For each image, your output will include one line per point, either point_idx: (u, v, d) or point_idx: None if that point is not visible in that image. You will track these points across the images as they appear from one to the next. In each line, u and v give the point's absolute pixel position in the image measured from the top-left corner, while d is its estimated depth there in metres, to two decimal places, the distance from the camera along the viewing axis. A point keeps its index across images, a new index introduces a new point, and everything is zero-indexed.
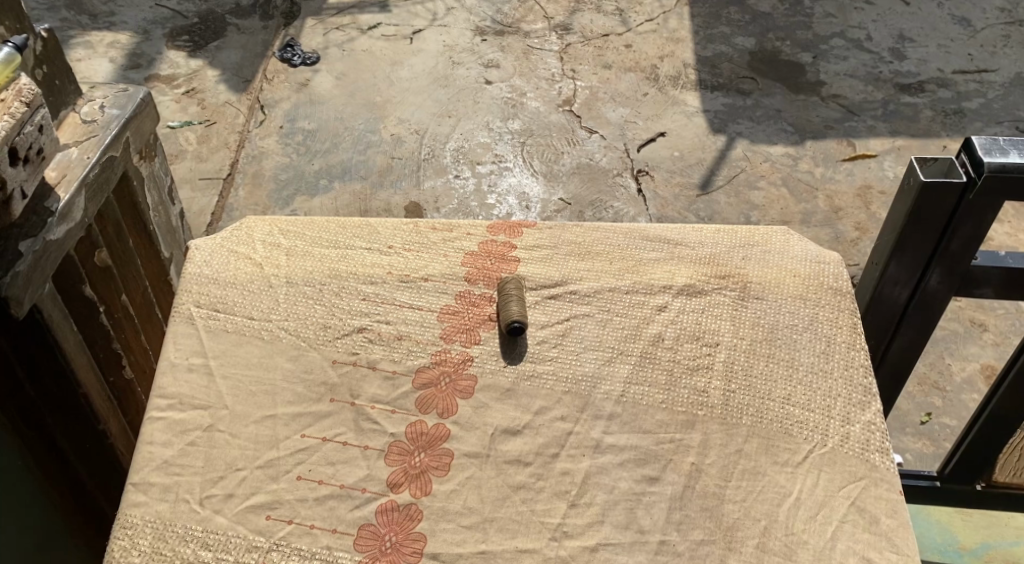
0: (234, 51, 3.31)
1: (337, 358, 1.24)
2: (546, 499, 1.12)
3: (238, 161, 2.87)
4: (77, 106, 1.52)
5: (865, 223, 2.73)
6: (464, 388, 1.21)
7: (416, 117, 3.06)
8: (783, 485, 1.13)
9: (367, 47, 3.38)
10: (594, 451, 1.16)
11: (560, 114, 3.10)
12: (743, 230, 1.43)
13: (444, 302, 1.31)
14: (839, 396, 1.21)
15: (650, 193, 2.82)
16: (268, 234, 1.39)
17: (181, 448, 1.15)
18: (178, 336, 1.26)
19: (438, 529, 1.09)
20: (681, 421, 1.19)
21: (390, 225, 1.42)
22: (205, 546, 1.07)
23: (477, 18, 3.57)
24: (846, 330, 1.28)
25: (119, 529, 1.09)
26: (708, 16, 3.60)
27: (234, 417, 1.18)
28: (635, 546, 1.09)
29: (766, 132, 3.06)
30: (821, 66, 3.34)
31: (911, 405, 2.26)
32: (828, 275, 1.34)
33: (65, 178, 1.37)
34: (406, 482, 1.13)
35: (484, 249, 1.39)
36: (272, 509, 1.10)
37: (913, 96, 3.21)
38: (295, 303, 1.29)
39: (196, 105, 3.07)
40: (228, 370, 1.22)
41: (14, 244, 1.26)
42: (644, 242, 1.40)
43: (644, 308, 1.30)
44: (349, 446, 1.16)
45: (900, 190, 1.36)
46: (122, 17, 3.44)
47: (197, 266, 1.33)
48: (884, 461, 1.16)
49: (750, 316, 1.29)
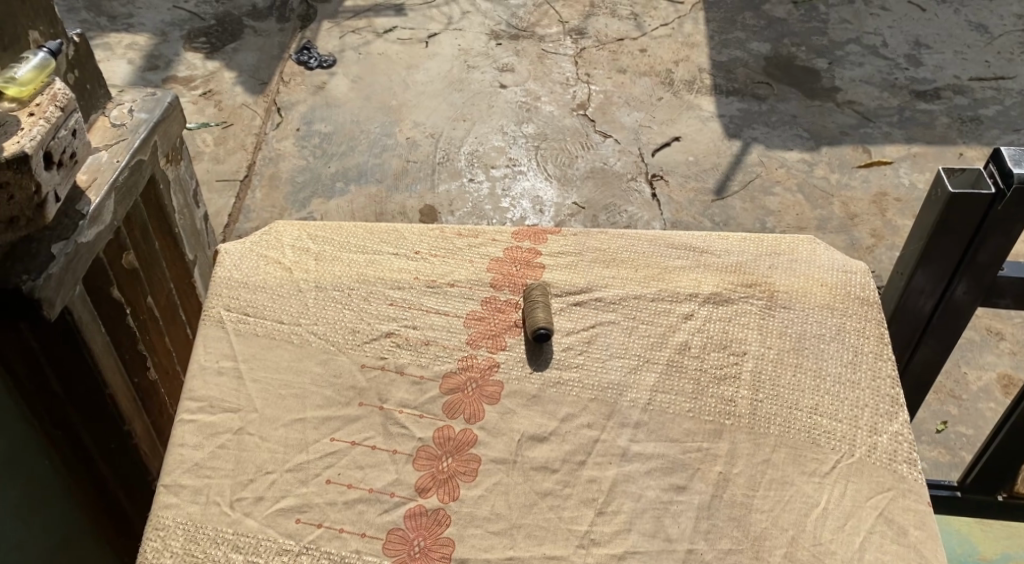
0: (251, 54, 3.33)
1: (365, 362, 1.24)
2: (573, 506, 1.12)
3: (254, 163, 2.89)
4: (106, 110, 1.54)
5: (880, 230, 2.72)
6: (490, 393, 1.22)
7: (431, 121, 3.07)
8: (811, 495, 1.13)
9: (382, 50, 3.39)
10: (621, 459, 1.16)
11: (574, 119, 3.10)
12: (769, 239, 1.43)
13: (470, 307, 1.32)
14: (866, 407, 1.21)
15: (664, 198, 2.81)
16: (297, 239, 1.40)
17: (211, 451, 1.16)
18: (208, 339, 1.27)
19: (466, 535, 1.10)
20: (709, 430, 1.19)
21: (416, 230, 1.43)
22: (236, 549, 1.08)
23: (492, 22, 3.58)
24: (873, 341, 1.28)
25: (151, 530, 1.10)
26: (723, 22, 3.60)
27: (264, 420, 1.18)
28: (662, 555, 1.09)
29: (781, 137, 3.05)
30: (836, 72, 3.34)
31: (926, 413, 2.25)
32: (855, 285, 1.35)
33: (96, 181, 1.39)
34: (434, 487, 1.14)
35: (509, 255, 1.39)
36: (302, 513, 1.11)
37: (929, 103, 3.20)
38: (324, 307, 1.30)
39: (213, 107, 3.08)
40: (258, 373, 1.23)
41: (47, 246, 1.28)
42: (670, 250, 1.40)
43: (670, 316, 1.30)
44: (378, 450, 1.17)
45: (927, 200, 1.36)
46: (141, 19, 3.46)
47: (227, 270, 1.34)
48: (912, 472, 1.16)
49: (777, 325, 1.29)
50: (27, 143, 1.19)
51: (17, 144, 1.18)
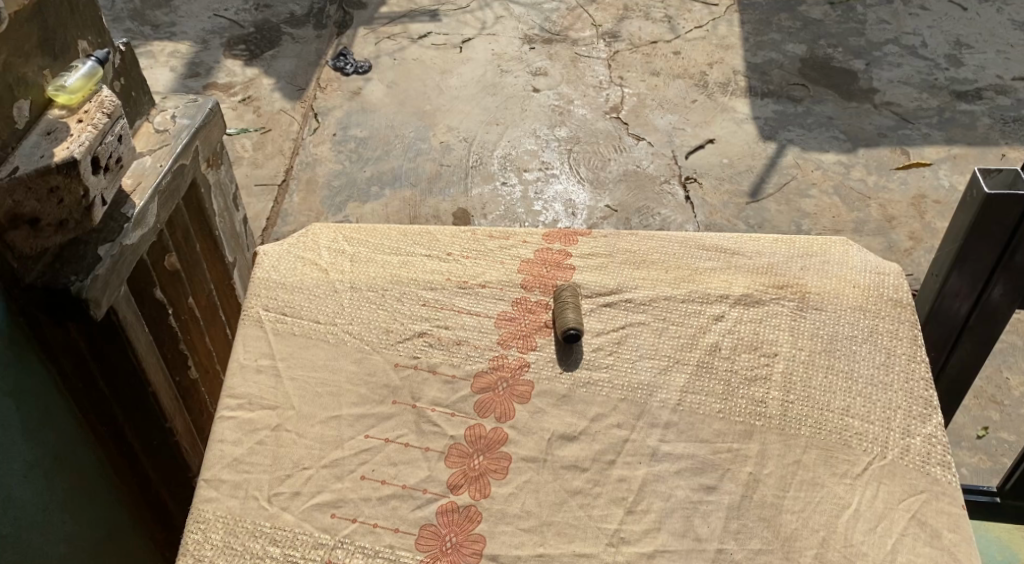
0: (289, 60, 3.39)
1: (398, 361, 1.27)
2: (603, 504, 1.14)
3: (291, 168, 2.93)
4: (150, 116, 1.59)
5: (919, 233, 2.69)
6: (521, 392, 1.24)
7: (465, 125, 3.10)
8: (842, 497, 1.14)
9: (417, 56, 3.44)
10: (650, 459, 1.17)
11: (608, 121, 3.11)
12: (802, 241, 1.43)
13: (501, 308, 1.34)
14: (899, 409, 1.21)
15: (698, 201, 2.81)
16: (333, 241, 1.43)
17: (250, 446, 1.19)
18: (248, 338, 1.30)
19: (497, 531, 1.12)
20: (739, 431, 1.19)
21: (449, 233, 1.46)
22: (273, 542, 1.11)
23: (525, 26, 3.61)
24: (906, 342, 1.28)
25: (191, 523, 1.13)
26: (758, 23, 3.59)
27: (301, 417, 1.22)
28: (692, 554, 1.10)
29: (818, 139, 3.04)
30: (874, 73, 3.31)
31: (967, 419, 2.22)
32: (888, 286, 1.34)
33: (140, 185, 1.43)
34: (466, 484, 1.16)
35: (540, 256, 1.41)
36: (337, 508, 1.14)
37: (970, 104, 3.16)
38: (359, 307, 1.33)
39: (252, 113, 3.14)
40: (295, 371, 1.26)
41: (94, 247, 1.32)
42: (700, 251, 1.41)
43: (701, 318, 1.31)
44: (411, 447, 1.19)
45: (961, 202, 1.36)
46: (182, 27, 3.54)
47: (266, 271, 1.38)
48: (945, 475, 1.16)
49: (809, 327, 1.29)
50: (76, 148, 1.23)
51: (67, 149, 1.23)
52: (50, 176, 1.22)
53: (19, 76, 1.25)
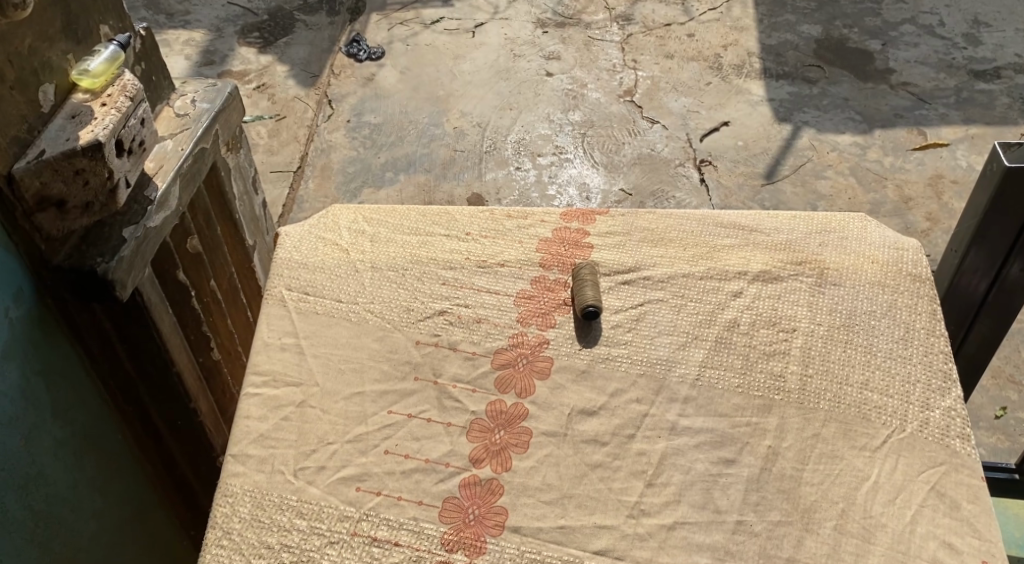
0: (302, 47, 3.40)
1: (419, 339, 1.28)
2: (623, 477, 1.15)
3: (306, 154, 2.95)
4: (170, 100, 1.61)
5: (936, 214, 2.68)
6: (541, 368, 1.25)
7: (479, 110, 3.11)
8: (861, 469, 1.14)
9: (430, 41, 3.44)
10: (670, 432, 1.19)
11: (621, 105, 3.11)
12: (820, 217, 1.43)
13: (521, 287, 1.35)
14: (918, 382, 1.22)
15: (713, 183, 2.81)
16: (353, 222, 1.45)
17: (276, 423, 1.21)
18: (272, 317, 1.32)
19: (519, 504, 1.13)
20: (757, 406, 1.20)
21: (466, 213, 1.47)
22: (300, 515, 1.13)
23: (539, 11, 3.61)
24: (925, 316, 1.28)
25: (221, 497, 1.15)
26: (773, 5, 3.57)
27: (325, 394, 1.24)
28: (712, 526, 1.11)
29: (834, 121, 3.02)
30: (890, 53, 3.28)
31: (985, 399, 2.22)
32: (907, 261, 1.35)
33: (162, 168, 1.45)
34: (487, 458, 1.17)
35: (559, 236, 1.42)
36: (362, 481, 1.16)
37: (987, 83, 3.14)
38: (380, 287, 1.35)
39: (267, 100, 3.16)
40: (318, 349, 1.28)
41: (119, 230, 1.34)
42: (718, 229, 1.41)
43: (718, 294, 1.32)
44: (433, 422, 1.21)
45: (981, 177, 1.36)
46: (197, 15, 3.56)
47: (287, 252, 1.40)
48: (964, 447, 1.16)
49: (827, 302, 1.30)
50: (101, 131, 1.24)
51: (91, 132, 1.24)
52: (75, 159, 1.23)
53: (43, 60, 1.27)
